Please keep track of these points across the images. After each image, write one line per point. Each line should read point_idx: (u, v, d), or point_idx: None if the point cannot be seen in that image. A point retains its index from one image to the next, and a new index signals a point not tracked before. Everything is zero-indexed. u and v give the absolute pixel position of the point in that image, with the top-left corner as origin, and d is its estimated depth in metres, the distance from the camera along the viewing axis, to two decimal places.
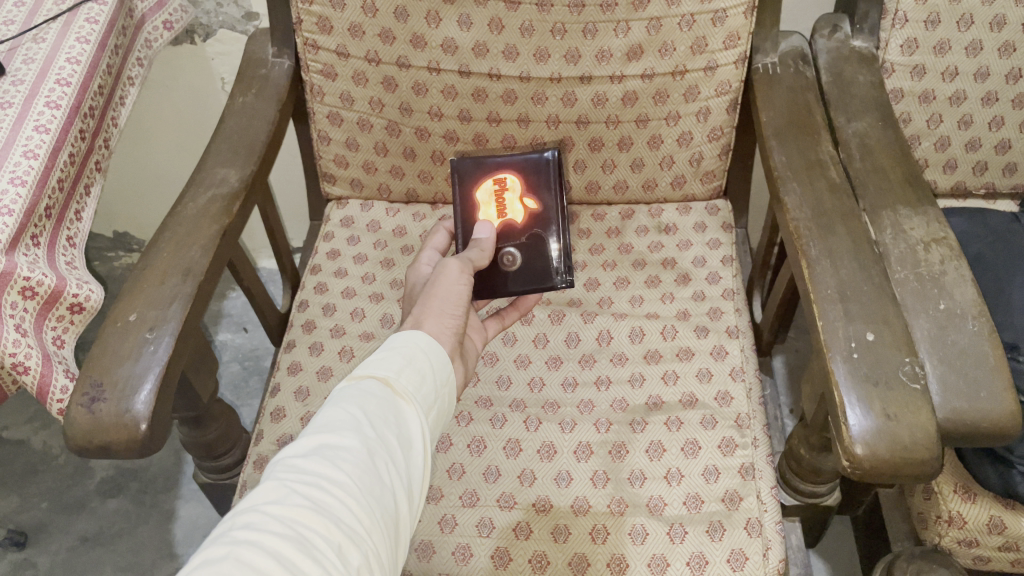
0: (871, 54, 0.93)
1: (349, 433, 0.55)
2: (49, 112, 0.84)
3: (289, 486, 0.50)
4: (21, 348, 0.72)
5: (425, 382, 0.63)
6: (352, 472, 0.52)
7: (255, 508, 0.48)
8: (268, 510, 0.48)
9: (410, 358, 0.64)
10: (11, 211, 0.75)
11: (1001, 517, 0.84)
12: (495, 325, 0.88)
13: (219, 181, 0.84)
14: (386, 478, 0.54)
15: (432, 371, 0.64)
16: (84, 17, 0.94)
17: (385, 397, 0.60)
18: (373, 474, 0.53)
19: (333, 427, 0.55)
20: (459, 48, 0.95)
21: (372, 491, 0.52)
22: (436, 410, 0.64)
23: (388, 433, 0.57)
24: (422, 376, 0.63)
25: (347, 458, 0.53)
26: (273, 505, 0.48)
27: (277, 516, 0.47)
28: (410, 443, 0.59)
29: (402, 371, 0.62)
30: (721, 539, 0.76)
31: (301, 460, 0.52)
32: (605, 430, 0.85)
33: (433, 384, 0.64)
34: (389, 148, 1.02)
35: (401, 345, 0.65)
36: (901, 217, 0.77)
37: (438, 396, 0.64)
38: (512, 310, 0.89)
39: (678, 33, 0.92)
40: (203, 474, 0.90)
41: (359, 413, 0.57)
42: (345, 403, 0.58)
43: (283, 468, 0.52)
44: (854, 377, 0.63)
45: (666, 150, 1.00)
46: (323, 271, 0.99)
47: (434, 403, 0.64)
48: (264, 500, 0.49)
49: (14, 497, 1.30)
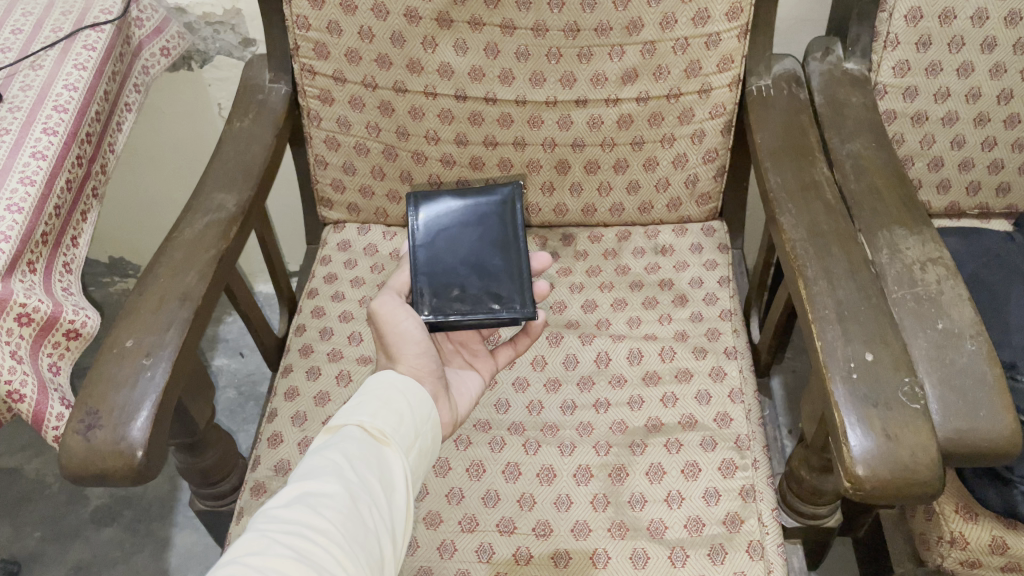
0: (862, 76, 0.94)
1: (332, 480, 0.55)
2: (46, 139, 0.84)
3: (270, 536, 0.49)
4: (16, 375, 0.71)
5: (403, 421, 0.64)
6: (336, 519, 0.52)
7: (238, 561, 0.47)
8: (248, 562, 0.47)
9: (387, 399, 0.64)
10: (7, 237, 0.75)
11: (1003, 538, 0.84)
12: (507, 350, 0.85)
13: (215, 207, 0.84)
14: (370, 523, 0.54)
15: (411, 410, 0.65)
16: (82, 44, 0.95)
17: (365, 442, 0.60)
18: (356, 519, 0.53)
19: (314, 475, 0.55)
20: (455, 73, 0.96)
21: (355, 538, 0.52)
22: (417, 448, 0.64)
23: (370, 477, 0.57)
24: (401, 415, 0.64)
25: (329, 505, 0.53)
26: (254, 557, 0.47)
27: (259, 568, 0.46)
28: (392, 486, 0.59)
29: (380, 413, 0.63)
30: (722, 562, 0.75)
31: (282, 510, 0.52)
32: (604, 453, 0.84)
33: (412, 422, 0.65)
34: (386, 172, 1.03)
35: (377, 388, 0.66)
36: (897, 237, 0.77)
37: (419, 434, 0.65)
38: (523, 336, 0.84)
39: (673, 57, 0.93)
40: (199, 502, 0.89)
41: (340, 459, 0.57)
42: (326, 450, 0.58)
43: (264, 519, 0.51)
44: (854, 397, 0.63)
45: (661, 172, 1.01)
46: (320, 295, 0.99)
47: (415, 441, 0.64)
48: (245, 552, 0.48)
49: (6, 526, 1.29)
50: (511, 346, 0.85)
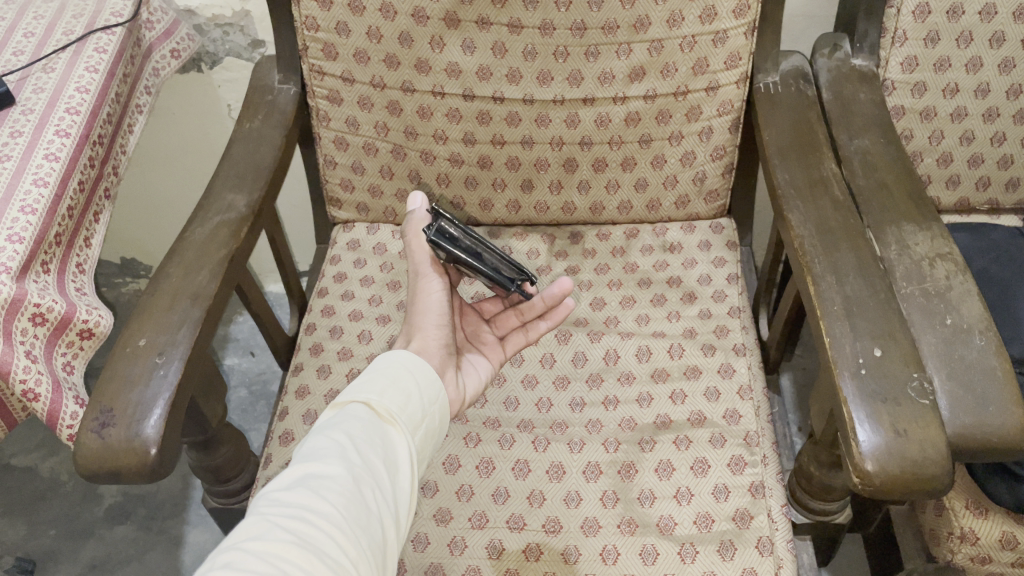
0: (872, 72, 0.94)
1: (335, 461, 0.56)
2: (58, 140, 0.85)
3: (271, 520, 0.50)
4: (31, 375, 0.72)
5: (410, 401, 0.64)
6: (338, 502, 0.53)
7: (239, 544, 0.48)
8: (248, 546, 0.47)
9: (394, 379, 0.65)
10: (21, 238, 0.76)
11: (1013, 533, 0.84)
12: (518, 339, 0.85)
13: (226, 207, 0.85)
14: (372, 506, 0.55)
15: (418, 390, 0.66)
16: (93, 47, 0.96)
17: (370, 422, 0.61)
18: (358, 501, 0.54)
19: (318, 456, 0.56)
20: (463, 72, 0.96)
21: (357, 521, 0.53)
22: (423, 429, 0.65)
23: (374, 458, 0.58)
24: (407, 394, 0.64)
25: (331, 487, 0.53)
26: (253, 541, 0.48)
27: (259, 552, 0.47)
28: (396, 467, 0.60)
29: (385, 392, 0.64)
30: (732, 558, 0.76)
31: (284, 493, 0.53)
32: (614, 450, 0.84)
33: (419, 403, 0.65)
34: (394, 171, 1.03)
35: (384, 367, 0.66)
36: (905, 233, 0.77)
37: (425, 414, 0.65)
38: (535, 321, 0.85)
39: (680, 54, 0.93)
40: (211, 500, 0.90)
41: (344, 439, 0.58)
42: (331, 430, 0.59)
43: (266, 503, 0.52)
44: (863, 393, 0.63)
45: (669, 169, 1.01)
46: (330, 294, 1.00)
47: (421, 422, 0.65)
48: (245, 536, 0.49)
49: (22, 525, 1.30)
50: (521, 332, 0.85)
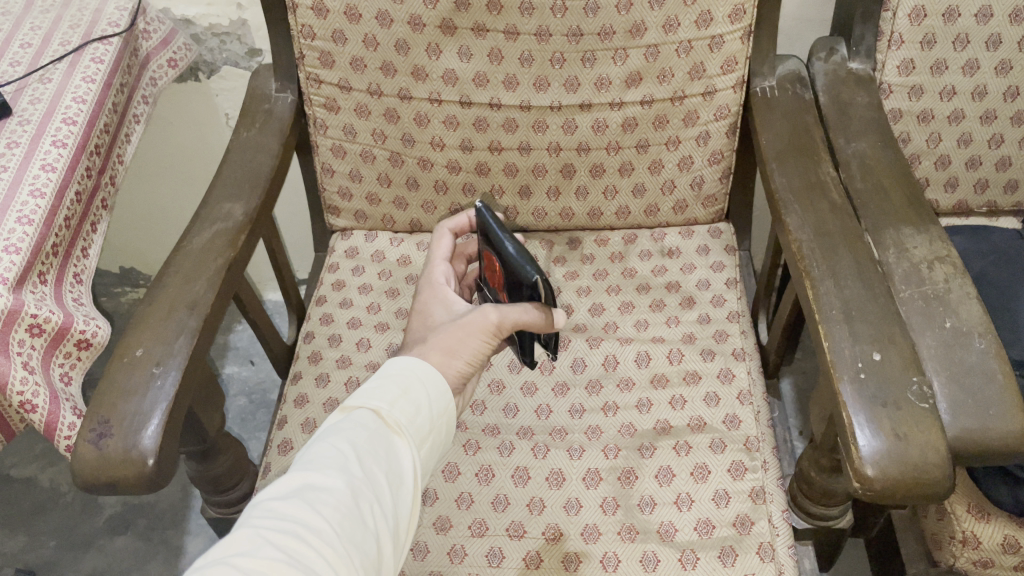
0: (867, 75, 0.94)
1: (334, 474, 0.55)
2: (55, 151, 0.85)
3: (263, 535, 0.50)
4: (29, 386, 0.72)
5: (419, 413, 0.63)
6: (332, 517, 0.52)
7: (229, 557, 0.48)
8: (237, 561, 0.47)
9: (406, 388, 0.63)
10: (18, 249, 0.76)
11: (1015, 537, 0.83)
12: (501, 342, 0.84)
13: (224, 215, 0.85)
14: (368, 522, 0.54)
15: (428, 403, 0.64)
16: (90, 57, 0.96)
17: (375, 432, 0.60)
18: (353, 518, 0.53)
19: (318, 466, 0.56)
20: (459, 79, 0.96)
21: (350, 537, 0.52)
22: (430, 441, 0.64)
23: (374, 472, 0.57)
24: (417, 406, 0.63)
25: (327, 501, 0.53)
26: (243, 556, 0.48)
27: (246, 567, 0.47)
28: (396, 481, 0.59)
29: (396, 402, 0.62)
30: (733, 564, 0.75)
31: (280, 505, 0.52)
32: (614, 456, 0.84)
33: (428, 416, 0.63)
34: (392, 178, 1.03)
35: (398, 373, 0.64)
36: (903, 236, 0.77)
37: (433, 427, 0.64)
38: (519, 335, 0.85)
39: (676, 60, 0.93)
40: (210, 509, 0.90)
41: (347, 451, 0.57)
42: (335, 437, 0.59)
43: (261, 514, 0.52)
44: (863, 397, 0.63)
45: (667, 174, 1.01)
46: (329, 302, 1.00)
47: (429, 434, 0.63)
48: (235, 549, 0.49)
49: (22, 535, 1.30)
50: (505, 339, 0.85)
